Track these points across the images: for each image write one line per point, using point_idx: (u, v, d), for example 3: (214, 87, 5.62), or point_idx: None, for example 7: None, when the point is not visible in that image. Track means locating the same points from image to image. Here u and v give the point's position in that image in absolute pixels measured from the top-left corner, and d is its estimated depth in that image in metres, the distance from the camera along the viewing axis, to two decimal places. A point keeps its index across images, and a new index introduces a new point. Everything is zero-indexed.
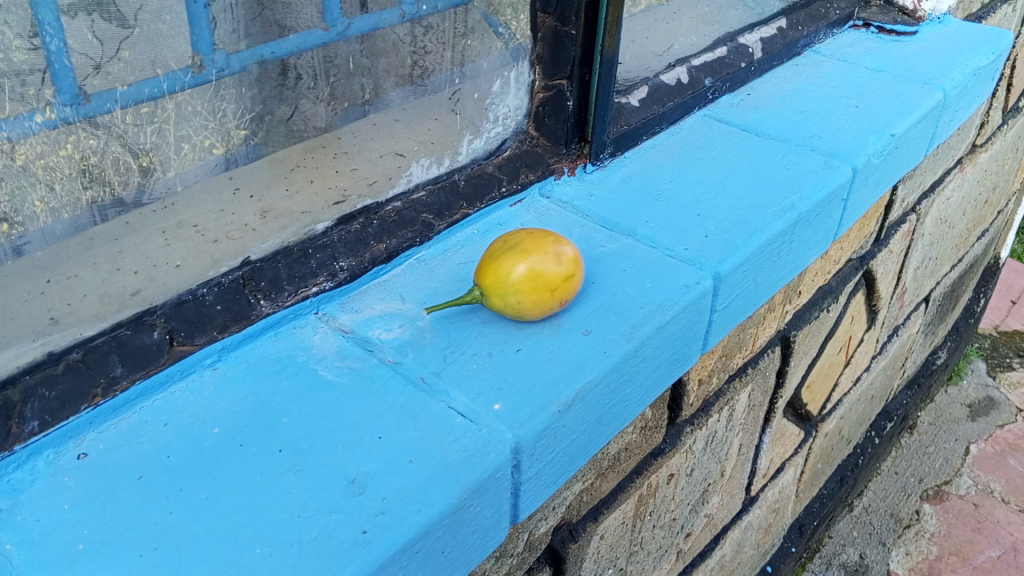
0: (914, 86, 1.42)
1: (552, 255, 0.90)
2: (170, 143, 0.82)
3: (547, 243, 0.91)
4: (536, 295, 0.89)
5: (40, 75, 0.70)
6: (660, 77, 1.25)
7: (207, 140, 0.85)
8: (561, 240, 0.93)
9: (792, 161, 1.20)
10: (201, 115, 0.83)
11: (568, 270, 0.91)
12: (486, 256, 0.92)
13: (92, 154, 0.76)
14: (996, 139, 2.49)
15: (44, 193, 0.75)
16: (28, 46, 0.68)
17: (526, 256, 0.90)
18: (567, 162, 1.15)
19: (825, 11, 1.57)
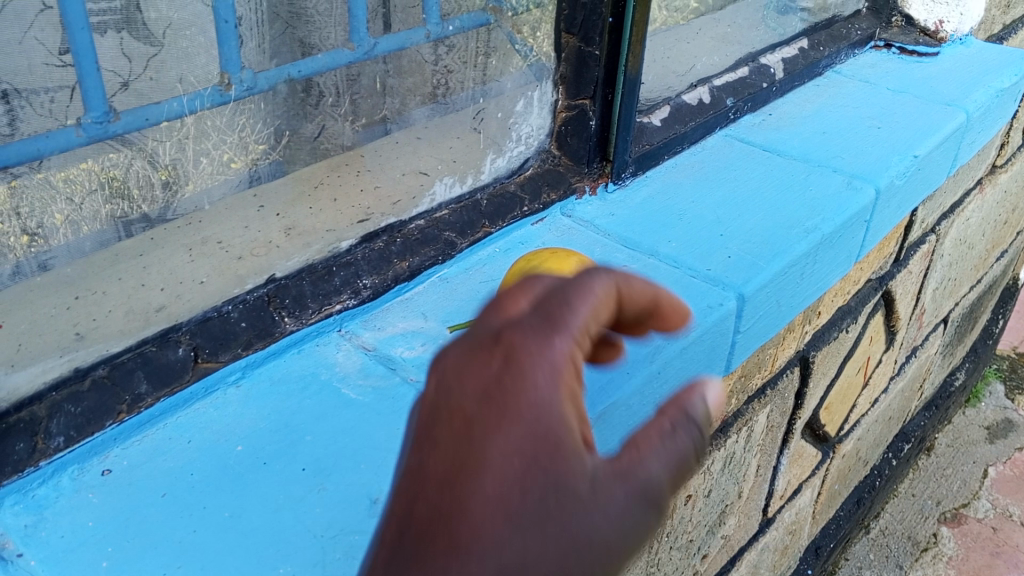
0: (936, 108, 1.41)
1: (575, 274, 0.90)
2: (190, 158, 0.84)
3: (570, 262, 0.90)
4: None
5: (68, 91, 0.71)
6: (681, 97, 1.25)
7: (227, 156, 0.87)
8: (584, 259, 0.93)
9: (815, 182, 1.19)
10: (219, 130, 0.84)
11: None
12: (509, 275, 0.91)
13: (114, 168, 0.78)
14: (1016, 159, 2.48)
15: (65, 205, 0.76)
16: (54, 63, 0.69)
17: (549, 274, 0.89)
18: (588, 181, 1.14)
19: (847, 31, 1.57)
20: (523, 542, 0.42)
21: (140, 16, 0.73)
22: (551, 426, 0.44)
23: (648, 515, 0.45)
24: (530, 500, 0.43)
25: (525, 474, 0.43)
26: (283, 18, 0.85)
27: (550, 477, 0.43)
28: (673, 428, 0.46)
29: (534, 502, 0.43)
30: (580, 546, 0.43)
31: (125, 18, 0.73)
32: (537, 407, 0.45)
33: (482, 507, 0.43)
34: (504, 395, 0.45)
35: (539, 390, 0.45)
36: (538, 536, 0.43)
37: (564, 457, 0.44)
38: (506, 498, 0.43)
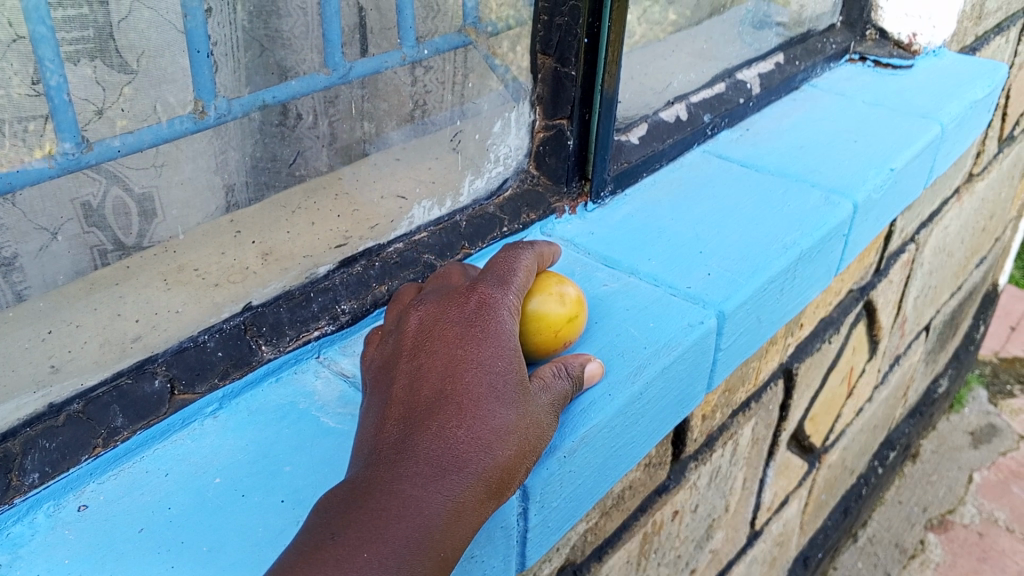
0: (912, 120, 1.42)
1: (556, 295, 0.89)
2: (167, 187, 0.83)
3: (550, 283, 0.89)
4: (541, 335, 0.87)
5: (41, 120, 0.70)
6: (659, 115, 1.25)
7: (205, 183, 0.86)
8: (565, 283, 0.92)
9: (792, 198, 1.19)
10: (202, 156, 0.84)
11: (570, 311, 0.90)
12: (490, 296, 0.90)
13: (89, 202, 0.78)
14: (992, 167, 2.51)
15: (39, 236, 0.76)
16: (28, 92, 0.69)
17: (531, 294, 0.88)
18: (567, 201, 1.15)
19: (822, 45, 1.57)
20: (497, 409, 0.74)
21: (113, 45, 0.74)
22: (501, 388, 0.76)
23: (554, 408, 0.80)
24: (500, 386, 0.76)
25: (495, 368, 0.76)
26: (257, 41, 0.84)
27: (510, 373, 0.77)
28: (559, 370, 0.84)
29: (502, 387, 0.76)
30: (527, 417, 0.76)
31: (98, 47, 0.73)
32: (492, 375, 0.76)
33: (473, 388, 0.74)
34: (478, 327, 0.79)
35: (499, 324, 0.80)
36: (504, 407, 0.75)
37: (517, 364, 0.78)
38: (487, 383, 0.75)
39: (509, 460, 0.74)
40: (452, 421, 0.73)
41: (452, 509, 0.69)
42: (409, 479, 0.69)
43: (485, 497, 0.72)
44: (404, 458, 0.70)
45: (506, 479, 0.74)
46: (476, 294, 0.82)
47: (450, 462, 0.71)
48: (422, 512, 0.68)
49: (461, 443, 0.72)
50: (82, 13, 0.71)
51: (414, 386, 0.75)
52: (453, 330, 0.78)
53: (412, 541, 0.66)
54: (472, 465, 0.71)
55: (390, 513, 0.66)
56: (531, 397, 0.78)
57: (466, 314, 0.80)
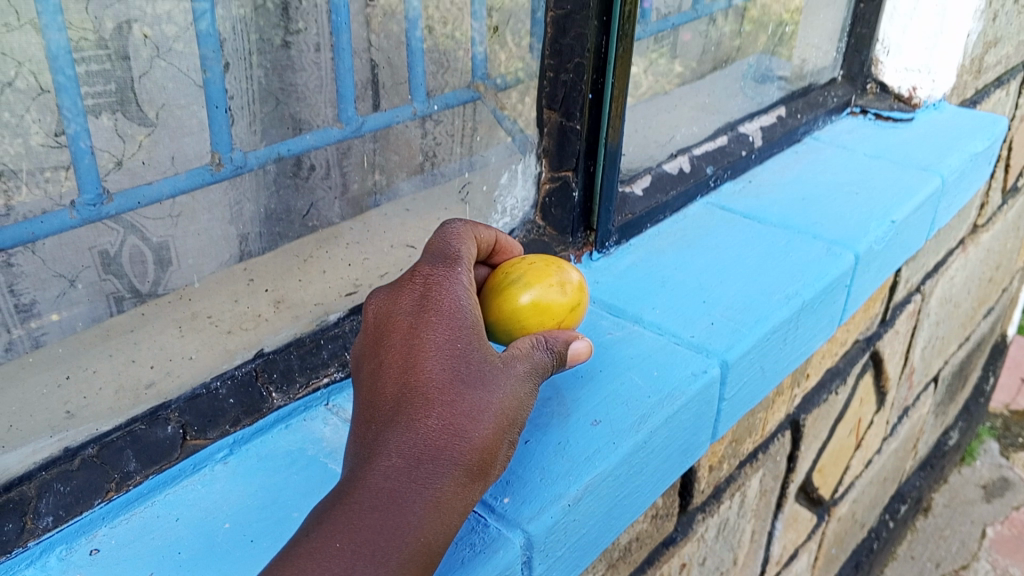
0: (912, 173, 1.44)
1: (558, 285, 0.89)
2: (183, 237, 0.85)
3: (551, 272, 0.89)
4: (543, 325, 0.88)
5: (63, 172, 0.74)
6: (662, 167, 1.28)
7: (221, 233, 0.89)
8: (564, 268, 0.91)
9: (795, 249, 1.21)
10: (218, 208, 0.87)
11: (572, 299, 0.90)
12: (488, 287, 0.90)
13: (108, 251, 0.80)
14: (996, 218, 2.53)
15: (57, 284, 0.78)
16: (50, 142, 0.72)
17: (531, 286, 0.87)
18: (573, 250, 1.16)
19: (823, 98, 1.61)
20: (465, 391, 0.71)
21: (133, 97, 0.76)
22: (468, 370, 0.73)
23: (532, 378, 0.77)
24: (465, 368, 0.73)
25: (456, 352, 0.73)
26: (273, 94, 0.86)
27: (472, 354, 0.74)
28: (539, 342, 0.80)
29: (467, 368, 0.73)
30: (497, 392, 0.73)
31: (120, 100, 0.76)
32: (456, 359, 0.73)
33: (436, 374, 0.72)
34: (431, 311, 0.75)
35: (454, 305, 0.76)
36: (472, 387, 0.72)
37: (477, 341, 0.75)
38: (451, 366, 0.72)
39: (486, 440, 0.71)
40: (420, 410, 0.70)
41: (431, 496, 0.67)
42: (381, 474, 0.67)
43: (468, 480, 0.70)
44: (373, 454, 0.68)
45: (487, 459, 0.71)
46: (425, 279, 0.78)
47: (421, 450, 0.68)
48: (398, 503, 0.66)
49: (433, 432, 0.69)
50: (105, 69, 0.73)
51: (378, 381, 0.73)
52: (406, 318, 0.75)
53: (392, 534, 0.65)
54: (446, 451, 0.69)
55: (364, 509, 0.65)
56: (501, 371, 0.75)
57: (417, 300, 0.76)
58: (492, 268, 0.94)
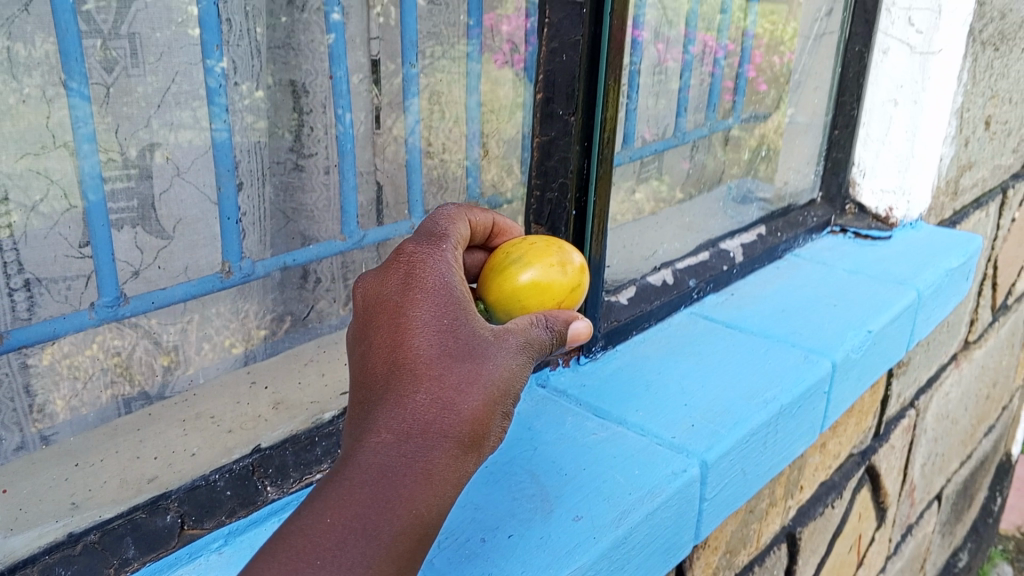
0: (889, 286, 1.51)
1: (558, 264, 0.91)
2: (192, 341, 1.10)
3: (551, 253, 0.91)
4: (546, 303, 0.90)
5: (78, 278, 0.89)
6: (646, 278, 1.36)
7: (226, 340, 1.13)
8: (565, 249, 0.93)
9: (774, 356, 1.27)
10: (224, 315, 1.12)
11: (573, 280, 0.92)
12: (490, 268, 0.92)
13: (118, 353, 1.04)
14: (989, 335, 2.59)
15: (69, 389, 1.01)
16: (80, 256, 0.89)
17: (531, 265, 0.89)
18: (560, 354, 1.21)
19: (803, 218, 1.70)
20: (452, 366, 0.71)
21: (153, 215, 1.04)
22: (456, 346, 0.72)
23: (527, 348, 0.76)
24: (454, 344, 0.72)
25: (444, 326, 0.72)
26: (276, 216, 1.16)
27: (460, 328, 0.72)
28: (539, 321, 0.79)
29: (455, 343, 0.72)
30: (487, 363, 0.72)
31: (140, 216, 1.03)
32: (443, 335, 0.72)
33: (422, 352, 0.71)
34: (416, 288, 0.74)
35: (442, 279, 0.75)
36: (460, 362, 0.71)
37: (467, 313, 0.74)
38: (440, 341, 0.72)
39: (478, 411, 0.71)
40: (408, 386, 0.70)
41: (420, 471, 0.69)
42: (370, 450, 0.68)
43: (459, 451, 0.71)
44: (363, 432, 0.69)
45: (479, 430, 0.72)
46: (413, 254, 0.77)
47: (408, 427, 0.69)
48: (387, 478, 0.67)
49: (421, 409, 0.69)
50: (128, 188, 1.01)
51: (367, 359, 0.73)
52: (393, 296, 0.74)
53: (381, 509, 0.67)
54: (434, 427, 0.69)
55: (352, 487, 0.66)
56: (494, 342, 0.73)
57: (404, 277, 0.75)
58: (489, 250, 0.97)
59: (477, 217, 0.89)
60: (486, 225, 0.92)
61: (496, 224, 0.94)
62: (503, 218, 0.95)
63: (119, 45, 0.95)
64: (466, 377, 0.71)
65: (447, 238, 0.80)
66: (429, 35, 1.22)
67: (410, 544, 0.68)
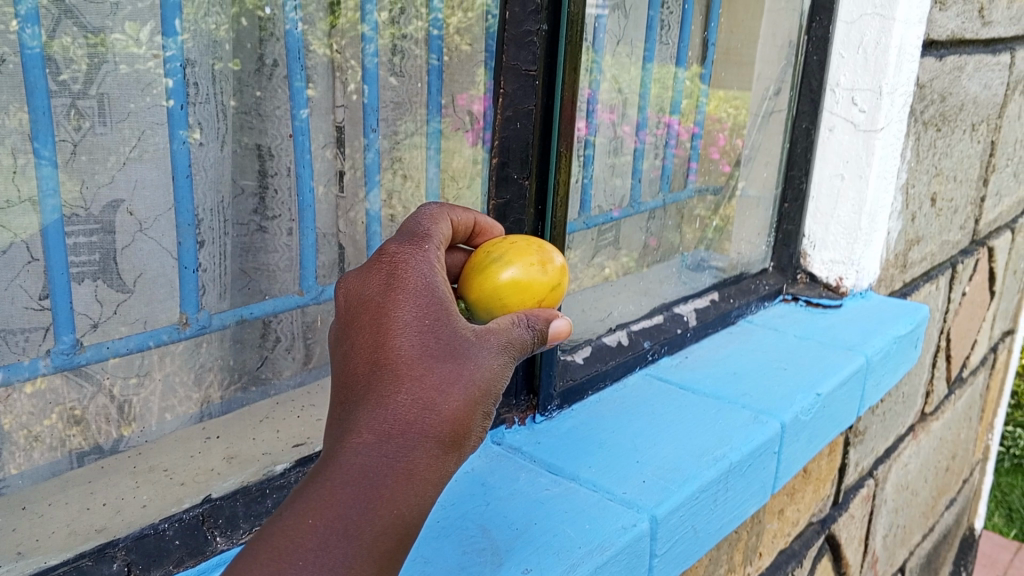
0: (838, 352, 1.56)
1: (538, 263, 0.96)
2: (154, 406, 1.13)
3: (531, 252, 0.96)
4: (528, 298, 0.94)
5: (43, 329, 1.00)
6: (602, 339, 1.40)
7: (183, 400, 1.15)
8: (542, 249, 0.98)
9: (725, 417, 1.30)
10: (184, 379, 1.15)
11: (552, 279, 0.97)
12: (471, 266, 0.96)
13: (78, 412, 1.06)
14: (945, 407, 2.64)
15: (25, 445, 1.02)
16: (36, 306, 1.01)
17: (513, 262, 0.94)
18: (516, 412, 1.24)
19: (755, 286, 1.76)
20: (433, 366, 0.72)
21: (115, 269, 1.07)
22: (436, 347, 0.73)
23: (506, 349, 0.78)
24: (435, 344, 0.73)
25: (426, 327, 0.74)
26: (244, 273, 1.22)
27: (442, 327, 0.74)
28: (520, 321, 0.81)
29: (436, 343, 0.73)
30: (468, 363, 0.74)
31: (102, 268, 1.06)
32: (424, 336, 0.73)
33: (404, 352, 0.73)
34: (397, 289, 0.75)
35: (423, 281, 0.76)
36: (441, 362, 0.73)
37: (448, 314, 0.75)
38: (421, 342, 0.73)
39: (459, 411, 0.73)
40: (390, 387, 0.71)
41: (401, 471, 0.70)
42: (352, 451, 0.69)
43: (440, 451, 0.73)
44: (345, 432, 0.71)
45: (460, 429, 0.73)
46: (395, 255, 0.79)
47: (390, 427, 0.70)
48: (368, 478, 0.69)
49: (402, 409, 0.71)
50: (91, 242, 1.04)
51: (349, 359, 0.75)
52: (375, 297, 0.76)
53: (362, 509, 0.68)
54: (415, 428, 0.71)
55: (333, 487, 0.68)
56: (474, 342, 0.75)
57: (385, 278, 0.76)
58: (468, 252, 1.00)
59: (458, 215, 0.92)
60: (468, 224, 0.95)
61: (478, 223, 0.97)
62: (484, 218, 0.99)
63: (88, 104, 1.00)
64: (446, 378, 0.72)
65: (429, 238, 0.82)
66: (396, 106, 1.28)
67: (390, 543, 0.69)
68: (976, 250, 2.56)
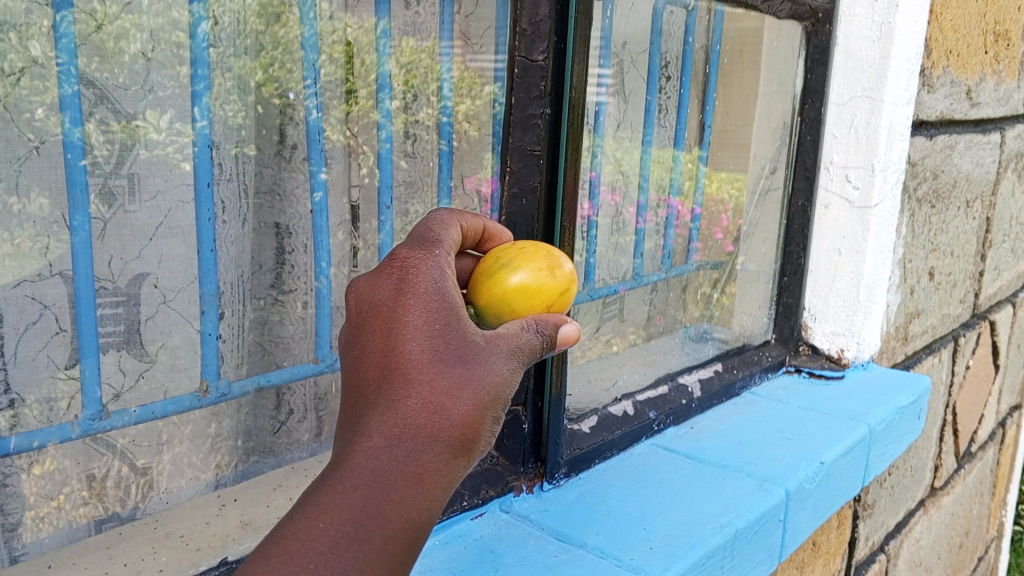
0: (841, 421, 1.58)
1: (546, 268, 1.00)
2: (169, 472, 1.19)
3: (539, 258, 1.00)
4: (537, 300, 0.98)
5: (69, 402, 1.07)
6: (608, 408, 1.43)
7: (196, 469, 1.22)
8: (549, 255, 1.02)
9: (730, 484, 1.32)
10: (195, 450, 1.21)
11: (560, 284, 1.01)
12: (480, 272, 1.00)
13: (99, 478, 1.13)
14: (955, 481, 2.63)
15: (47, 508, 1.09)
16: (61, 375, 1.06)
17: (522, 266, 0.98)
18: (524, 479, 1.28)
19: (757, 357, 1.79)
20: (442, 371, 0.76)
21: (139, 340, 1.13)
22: (445, 354, 0.77)
23: (513, 354, 0.82)
24: (444, 349, 0.77)
25: (435, 332, 0.78)
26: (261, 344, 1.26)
27: (451, 333, 0.78)
28: (529, 326, 0.86)
29: (446, 348, 0.77)
30: (476, 369, 0.78)
31: (126, 339, 1.12)
32: (433, 342, 0.77)
33: (415, 357, 0.76)
34: (408, 295, 0.79)
35: (432, 286, 0.80)
36: (450, 367, 0.77)
37: (457, 320, 0.79)
38: (431, 348, 0.77)
39: (468, 416, 0.76)
40: (400, 391, 0.75)
41: (412, 473, 0.73)
42: (364, 454, 0.72)
43: (450, 455, 0.76)
44: (357, 435, 0.74)
45: (469, 434, 0.77)
46: (405, 259, 0.83)
47: (401, 430, 0.74)
48: (380, 481, 0.71)
49: (412, 413, 0.74)
50: (117, 313, 1.10)
51: (361, 363, 0.78)
52: (387, 301, 0.80)
53: (375, 511, 0.71)
54: (426, 431, 0.74)
55: (346, 489, 0.70)
56: (481, 349, 0.79)
57: (396, 284, 0.81)
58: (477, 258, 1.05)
59: (467, 221, 0.97)
60: (475, 229, 1.00)
61: (485, 228, 1.02)
62: (492, 223, 1.04)
63: (119, 183, 1.07)
64: (455, 383, 0.76)
65: (438, 245, 0.86)
66: (408, 184, 1.34)
67: (401, 547, 0.72)
68: (977, 324, 2.59)
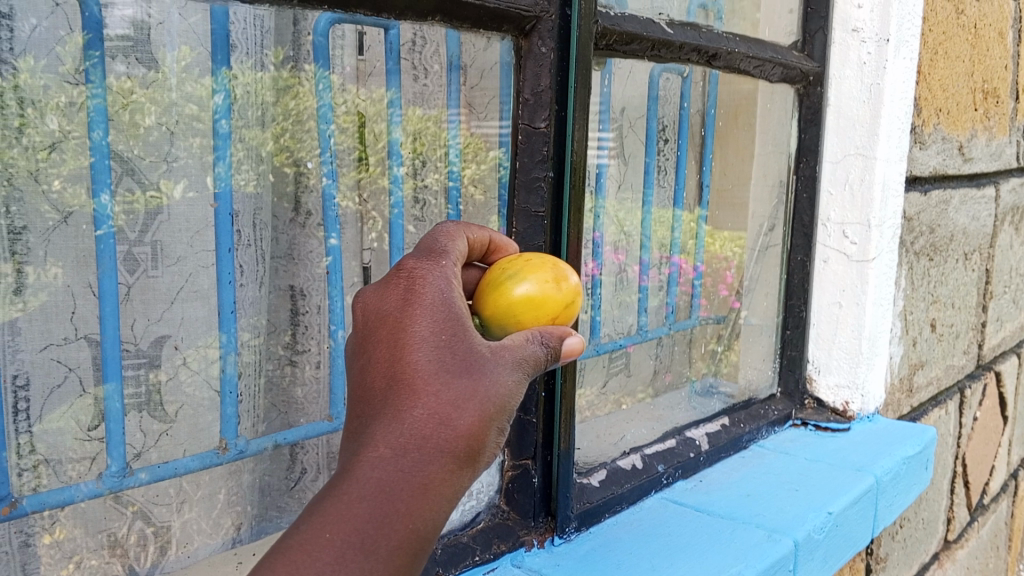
0: (848, 472, 1.60)
1: (553, 280, 1.04)
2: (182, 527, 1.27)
3: (547, 269, 1.05)
4: (541, 310, 1.02)
5: (89, 459, 1.17)
6: (616, 462, 1.46)
7: (208, 525, 1.29)
8: (556, 267, 1.06)
9: (739, 535, 1.33)
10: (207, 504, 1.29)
11: (566, 296, 1.05)
12: (487, 282, 1.05)
13: (119, 534, 1.22)
14: (970, 535, 2.62)
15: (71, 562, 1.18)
16: (83, 435, 1.16)
17: (528, 277, 1.03)
18: (535, 533, 1.29)
19: (764, 411, 1.81)
20: (447, 381, 0.79)
21: (159, 402, 1.19)
22: (450, 364, 0.80)
23: (517, 367, 0.85)
24: (450, 361, 0.81)
25: (441, 342, 0.81)
26: (276, 407, 1.32)
27: (456, 344, 0.82)
28: (533, 339, 0.91)
29: (451, 359, 0.81)
30: (480, 381, 0.81)
31: (146, 400, 1.18)
32: (438, 353, 0.81)
33: (421, 367, 0.80)
34: (415, 305, 0.84)
35: (437, 297, 0.85)
36: (456, 378, 0.80)
37: (462, 331, 0.83)
38: (436, 359, 0.80)
39: (473, 427, 0.79)
40: (407, 401, 0.78)
41: (418, 483, 0.75)
42: (371, 464, 0.75)
43: (455, 465, 0.78)
44: (363, 445, 0.76)
45: (473, 445, 0.79)
46: (412, 271, 0.87)
47: (407, 440, 0.76)
48: (386, 490, 0.73)
49: (419, 423, 0.77)
50: (138, 375, 1.17)
51: (368, 374, 0.81)
52: (393, 312, 0.84)
53: (380, 521, 0.72)
54: (432, 440, 0.77)
55: (352, 498, 0.72)
56: (484, 361, 0.83)
57: (403, 295, 0.85)
58: (482, 269, 1.11)
59: (474, 233, 1.03)
60: (482, 241, 1.05)
61: (492, 240, 1.07)
62: (499, 236, 1.09)
63: (143, 250, 1.16)
64: (460, 394, 0.79)
65: (444, 258, 0.91)
66: None
67: (406, 557, 0.73)
68: (982, 375, 2.61)
